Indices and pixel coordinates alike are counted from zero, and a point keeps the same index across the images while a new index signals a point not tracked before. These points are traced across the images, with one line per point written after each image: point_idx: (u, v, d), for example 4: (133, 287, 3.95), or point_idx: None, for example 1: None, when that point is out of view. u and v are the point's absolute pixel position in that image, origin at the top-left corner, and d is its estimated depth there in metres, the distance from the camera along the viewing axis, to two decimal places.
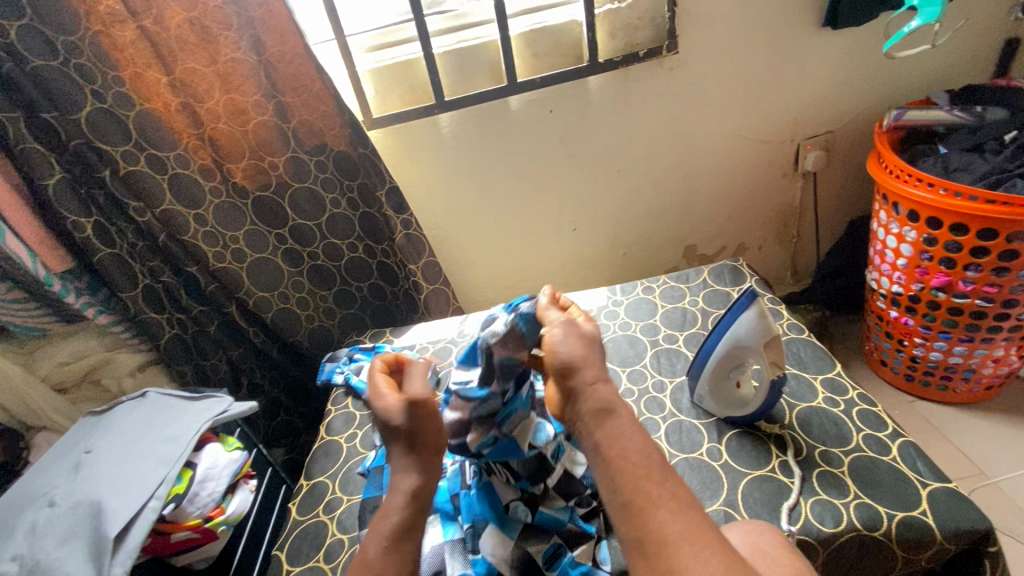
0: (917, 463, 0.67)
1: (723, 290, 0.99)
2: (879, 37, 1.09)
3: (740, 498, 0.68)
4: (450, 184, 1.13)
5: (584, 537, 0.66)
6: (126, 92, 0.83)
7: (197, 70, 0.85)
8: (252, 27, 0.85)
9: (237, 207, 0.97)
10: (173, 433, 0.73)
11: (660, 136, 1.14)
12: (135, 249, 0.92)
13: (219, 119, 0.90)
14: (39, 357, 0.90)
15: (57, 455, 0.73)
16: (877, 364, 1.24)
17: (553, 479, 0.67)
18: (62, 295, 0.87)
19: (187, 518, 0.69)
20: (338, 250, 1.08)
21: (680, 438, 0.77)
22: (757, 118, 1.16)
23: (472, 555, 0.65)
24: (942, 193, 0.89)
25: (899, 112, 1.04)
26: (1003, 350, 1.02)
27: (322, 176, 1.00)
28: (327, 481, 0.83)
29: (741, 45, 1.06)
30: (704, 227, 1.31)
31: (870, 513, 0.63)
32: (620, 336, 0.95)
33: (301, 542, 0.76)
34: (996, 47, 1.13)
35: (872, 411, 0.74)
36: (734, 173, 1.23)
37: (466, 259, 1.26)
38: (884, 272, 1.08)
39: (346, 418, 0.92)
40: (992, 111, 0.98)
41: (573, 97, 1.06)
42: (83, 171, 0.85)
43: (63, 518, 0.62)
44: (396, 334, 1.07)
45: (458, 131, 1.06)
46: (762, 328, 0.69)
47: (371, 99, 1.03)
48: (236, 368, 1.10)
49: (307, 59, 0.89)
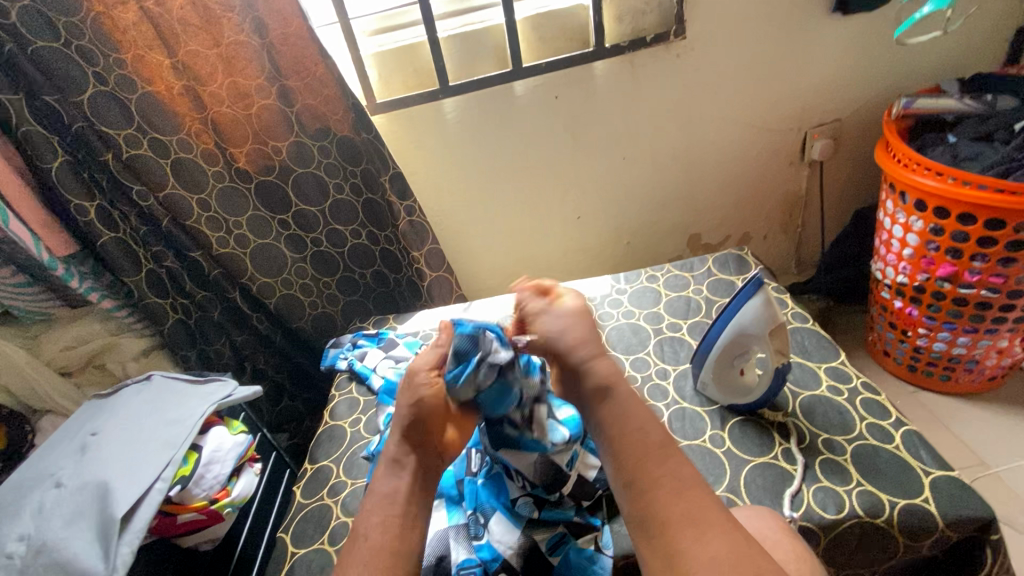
0: (920, 451, 0.67)
1: (727, 278, 0.99)
2: (890, 23, 1.07)
3: (743, 485, 0.68)
4: (454, 171, 1.12)
5: (589, 526, 0.66)
6: (128, 73, 0.82)
7: (200, 52, 0.84)
8: (254, 8, 0.84)
9: (238, 192, 0.96)
10: (177, 416, 0.73)
11: (666, 123, 1.13)
12: (138, 233, 0.92)
13: (223, 102, 0.88)
14: (42, 341, 0.90)
15: (64, 437, 0.73)
16: (880, 354, 1.24)
17: (567, 486, 0.66)
18: (66, 278, 0.87)
19: (193, 500, 0.69)
20: (341, 236, 1.08)
21: (683, 425, 0.77)
22: (764, 106, 1.15)
23: (477, 541, 0.66)
24: (950, 181, 0.88)
25: (908, 100, 1.03)
26: (1008, 341, 1.02)
27: (325, 161, 1.00)
28: (331, 465, 0.83)
29: (750, 31, 1.04)
30: (709, 216, 1.31)
31: (872, 500, 0.63)
32: (624, 323, 0.95)
33: (305, 525, 0.76)
34: (1007, 35, 1.12)
35: (876, 399, 0.74)
36: (740, 161, 1.22)
37: (469, 247, 1.26)
38: (889, 263, 1.07)
39: (350, 403, 0.92)
40: (1003, 100, 0.97)
41: (579, 83, 1.04)
42: (86, 154, 0.84)
43: (70, 499, 0.62)
44: (399, 321, 1.07)
45: (462, 117, 1.05)
46: (767, 316, 0.69)
47: (374, 83, 1.02)
48: (240, 353, 1.10)
49: (311, 43, 0.88)
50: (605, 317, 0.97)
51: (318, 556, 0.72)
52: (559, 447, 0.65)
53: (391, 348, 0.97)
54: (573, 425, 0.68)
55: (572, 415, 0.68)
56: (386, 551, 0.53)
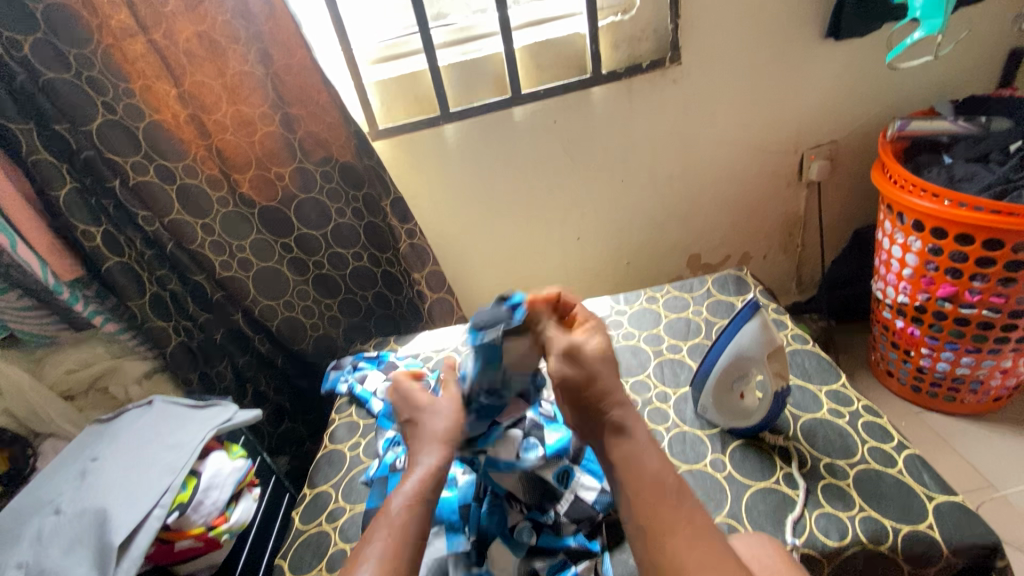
0: (922, 475, 0.67)
1: (727, 300, 0.99)
2: (881, 48, 1.09)
3: (745, 511, 0.67)
4: (454, 194, 1.14)
5: (587, 553, 0.65)
6: (136, 103, 0.85)
7: (206, 82, 0.86)
8: (260, 40, 0.87)
9: (243, 217, 0.98)
10: (177, 441, 0.73)
11: (663, 147, 1.14)
12: (143, 258, 0.93)
13: (227, 129, 0.91)
14: (46, 364, 0.91)
15: (65, 462, 0.73)
16: (884, 374, 1.23)
17: (563, 506, 0.69)
18: (71, 302, 0.88)
19: (191, 526, 0.68)
20: (343, 259, 1.09)
21: (684, 449, 0.76)
22: (761, 128, 1.16)
23: (477, 569, 0.65)
24: (947, 203, 0.89)
25: (903, 122, 1.04)
26: (1012, 360, 1.01)
27: (327, 186, 1.02)
28: (330, 491, 0.83)
29: (745, 55, 1.06)
30: (709, 237, 1.31)
31: (876, 526, 0.62)
32: (623, 345, 0.95)
33: (303, 552, 0.76)
34: (999, 58, 1.13)
35: (877, 422, 0.74)
36: (738, 183, 1.23)
37: (471, 268, 1.26)
38: (889, 283, 1.07)
39: (349, 427, 0.92)
40: (996, 121, 0.98)
41: (576, 108, 1.06)
42: (93, 181, 0.86)
43: (68, 527, 0.62)
44: (401, 342, 1.07)
45: (463, 142, 1.07)
46: (763, 339, 0.69)
47: (376, 110, 1.04)
48: (241, 376, 1.10)
49: (314, 71, 0.91)
50: None
51: None
52: (541, 461, 0.69)
53: (391, 370, 0.97)
54: (559, 443, 0.72)
55: (558, 435, 0.72)
56: None
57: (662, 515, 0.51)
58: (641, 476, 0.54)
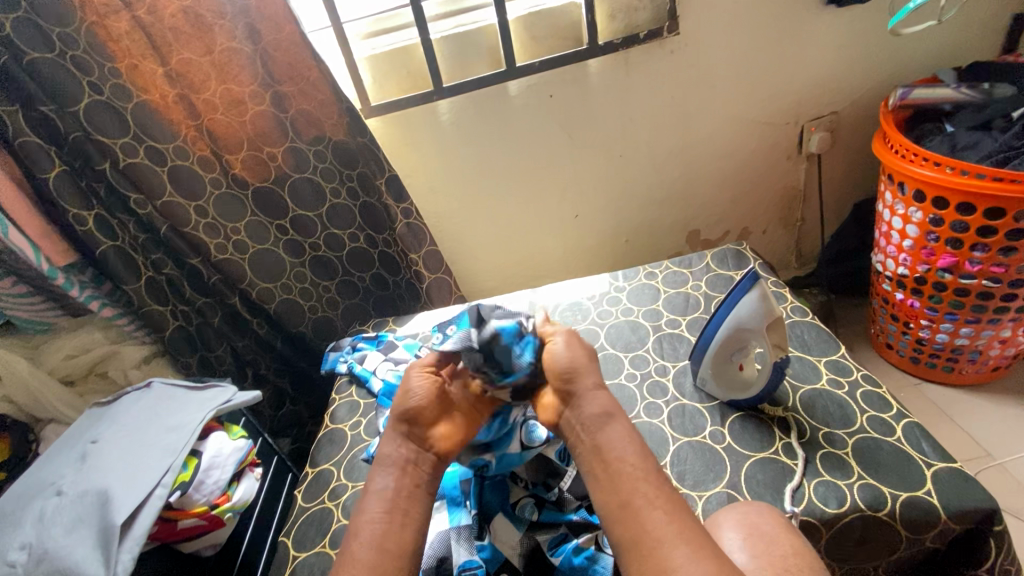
0: (921, 443, 0.67)
1: (726, 274, 0.99)
2: (884, 13, 1.07)
3: (744, 481, 0.68)
4: (450, 173, 1.13)
5: (588, 525, 0.65)
6: (123, 83, 0.83)
7: (193, 60, 0.84)
8: (246, 15, 0.85)
9: (237, 198, 0.97)
10: (176, 422, 0.73)
11: (661, 120, 1.13)
12: (137, 242, 0.92)
13: (216, 109, 0.89)
14: (44, 350, 0.90)
15: (65, 445, 0.73)
16: (882, 347, 1.23)
17: (565, 482, 0.68)
18: (66, 288, 0.87)
19: (193, 505, 0.69)
20: (340, 240, 1.08)
21: (683, 421, 0.76)
22: (761, 100, 1.14)
23: (479, 541, 0.66)
24: (948, 172, 0.87)
25: (905, 91, 1.02)
26: (1011, 330, 1.01)
27: (321, 166, 1.00)
28: (332, 469, 0.83)
29: (744, 23, 1.04)
30: (708, 213, 1.30)
31: (875, 494, 0.63)
32: (622, 322, 0.95)
33: (306, 529, 0.76)
34: (1003, 23, 1.11)
35: (877, 392, 0.74)
36: (737, 158, 1.22)
37: (468, 247, 1.26)
38: (889, 254, 1.06)
39: (350, 407, 0.92)
40: (999, 87, 0.97)
41: (573, 82, 1.04)
42: (83, 163, 0.84)
43: (70, 507, 0.63)
44: (399, 323, 1.07)
45: (457, 118, 1.05)
46: (763, 311, 0.68)
47: (368, 87, 1.01)
48: (240, 359, 1.10)
49: (304, 47, 0.89)
50: (604, 315, 0.97)
51: (320, 559, 0.72)
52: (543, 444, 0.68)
53: (390, 350, 0.97)
54: None
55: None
56: (378, 536, 0.55)
57: (668, 485, 0.51)
58: (640, 448, 0.54)
